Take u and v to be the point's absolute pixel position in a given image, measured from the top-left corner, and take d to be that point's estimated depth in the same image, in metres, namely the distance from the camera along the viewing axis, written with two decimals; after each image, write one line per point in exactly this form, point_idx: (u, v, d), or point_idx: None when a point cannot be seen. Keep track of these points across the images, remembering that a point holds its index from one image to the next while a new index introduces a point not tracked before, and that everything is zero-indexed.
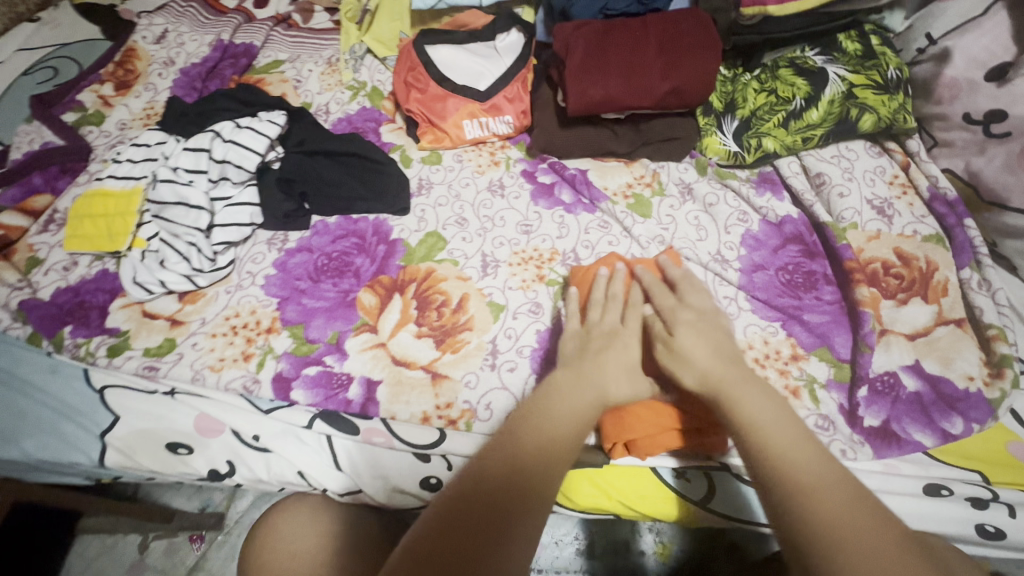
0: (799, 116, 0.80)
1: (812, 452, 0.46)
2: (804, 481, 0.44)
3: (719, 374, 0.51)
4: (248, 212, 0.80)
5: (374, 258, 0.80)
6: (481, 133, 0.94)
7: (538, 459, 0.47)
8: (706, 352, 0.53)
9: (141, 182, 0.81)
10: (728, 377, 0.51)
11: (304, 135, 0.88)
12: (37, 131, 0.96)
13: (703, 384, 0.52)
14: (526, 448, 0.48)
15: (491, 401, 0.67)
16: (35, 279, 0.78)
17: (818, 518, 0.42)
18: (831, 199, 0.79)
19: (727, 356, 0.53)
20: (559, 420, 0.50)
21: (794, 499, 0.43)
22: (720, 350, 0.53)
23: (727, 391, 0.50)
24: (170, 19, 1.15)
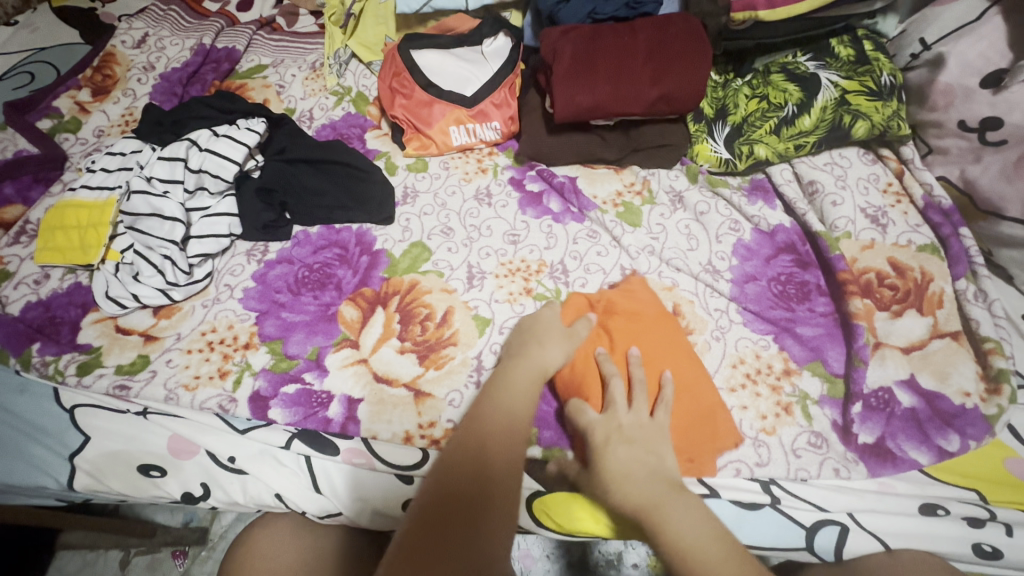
0: (792, 122, 0.78)
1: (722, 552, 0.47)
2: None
3: (649, 494, 0.51)
4: (226, 223, 0.78)
5: (357, 270, 0.78)
6: (468, 139, 0.92)
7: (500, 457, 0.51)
8: (640, 467, 0.53)
9: (115, 192, 0.78)
10: (654, 494, 0.51)
11: (285, 142, 0.86)
12: (11, 139, 0.93)
13: (628, 506, 0.51)
14: (496, 440, 0.52)
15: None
16: (4, 293, 0.75)
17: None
18: (824, 208, 0.78)
19: (656, 466, 0.54)
20: (519, 412, 0.56)
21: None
22: (645, 465, 0.53)
23: (652, 513, 0.50)
24: (151, 23, 1.12)
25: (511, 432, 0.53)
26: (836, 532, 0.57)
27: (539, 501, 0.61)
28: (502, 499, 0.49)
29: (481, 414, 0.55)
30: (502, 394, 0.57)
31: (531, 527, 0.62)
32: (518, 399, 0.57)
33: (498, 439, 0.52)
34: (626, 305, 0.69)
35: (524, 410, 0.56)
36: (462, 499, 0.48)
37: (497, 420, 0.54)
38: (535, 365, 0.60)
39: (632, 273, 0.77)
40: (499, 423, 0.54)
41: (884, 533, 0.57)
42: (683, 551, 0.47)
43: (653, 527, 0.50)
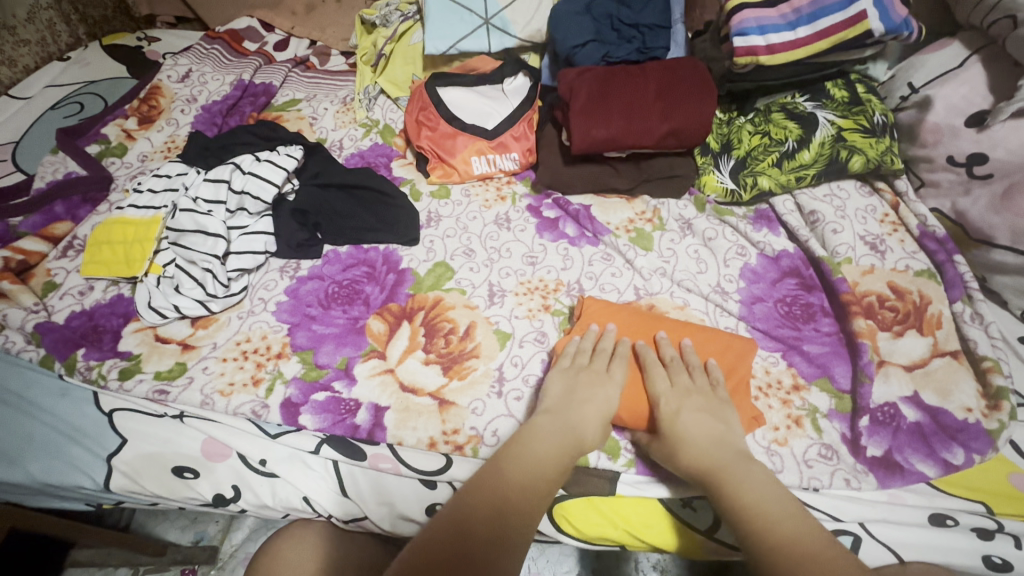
0: (792, 156, 0.84)
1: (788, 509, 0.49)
2: (772, 524, 0.48)
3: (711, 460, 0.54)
4: (263, 241, 0.83)
5: (384, 286, 0.82)
6: (488, 169, 0.98)
7: (505, 503, 0.48)
8: (705, 436, 0.56)
9: (161, 211, 0.84)
10: (720, 458, 0.54)
11: (319, 168, 0.92)
12: (61, 162, 1.00)
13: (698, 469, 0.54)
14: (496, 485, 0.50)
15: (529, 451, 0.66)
16: (51, 303, 0.80)
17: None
18: (825, 235, 0.82)
19: (724, 434, 0.57)
20: (535, 465, 0.52)
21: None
22: (714, 433, 0.56)
23: (728, 475, 0.52)
24: (195, 60, 1.21)
25: (520, 486, 0.50)
26: (849, 542, 0.59)
27: (559, 507, 0.63)
28: (494, 541, 0.46)
29: (497, 465, 0.52)
30: (521, 447, 0.54)
31: (551, 532, 0.64)
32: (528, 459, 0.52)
33: (494, 496, 0.49)
34: (597, 316, 0.71)
35: (534, 470, 0.51)
36: (457, 534, 0.45)
37: (497, 474, 0.51)
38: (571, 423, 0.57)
39: (643, 292, 0.81)
40: (514, 470, 0.51)
41: (896, 545, 0.58)
42: (743, 505, 0.50)
43: (717, 486, 0.52)
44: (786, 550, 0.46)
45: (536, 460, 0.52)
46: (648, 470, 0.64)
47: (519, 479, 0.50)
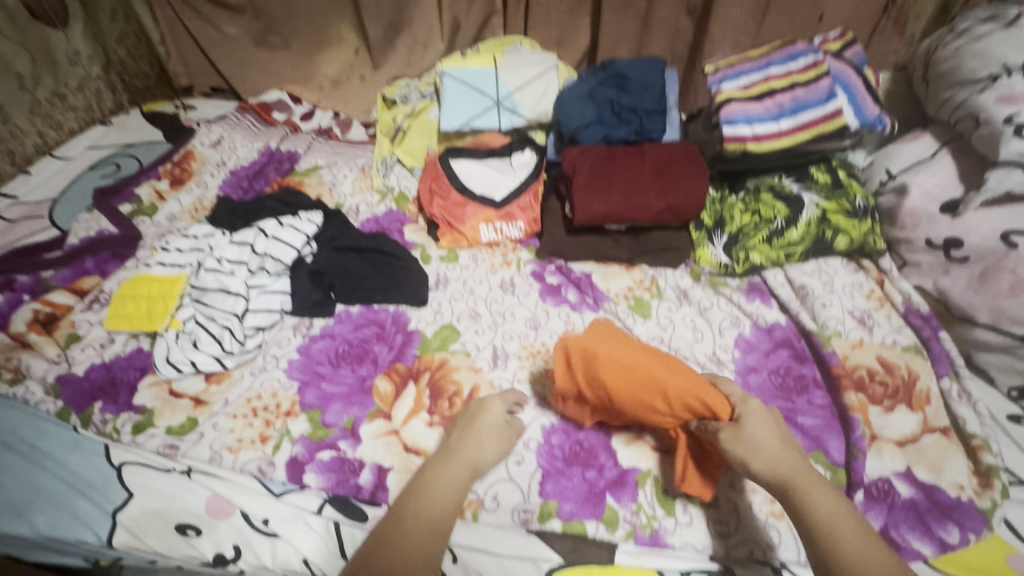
0: (781, 234, 0.90)
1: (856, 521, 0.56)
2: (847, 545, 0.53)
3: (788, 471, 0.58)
4: (279, 299, 0.87)
5: (392, 346, 0.86)
6: (495, 236, 1.05)
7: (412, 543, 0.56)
8: (780, 442, 0.61)
9: (186, 269, 0.89)
10: (797, 470, 0.59)
11: (336, 232, 0.98)
12: (95, 219, 1.06)
13: (780, 474, 0.58)
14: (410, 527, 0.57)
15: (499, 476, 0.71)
16: (72, 354, 0.83)
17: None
18: (814, 308, 0.86)
19: (793, 444, 0.62)
20: (435, 505, 0.59)
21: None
22: (788, 441, 0.62)
23: (806, 487, 0.57)
24: (227, 128, 1.31)
25: (428, 529, 0.57)
26: None
27: None
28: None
29: (406, 504, 0.60)
30: (428, 486, 0.61)
31: None
32: (433, 499, 0.59)
33: (408, 539, 0.56)
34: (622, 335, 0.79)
35: (438, 510, 0.59)
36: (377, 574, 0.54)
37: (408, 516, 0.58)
38: (465, 457, 0.63)
39: None
40: (421, 513, 0.58)
41: None
42: (820, 520, 0.55)
43: (798, 497, 0.57)
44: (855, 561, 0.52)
45: (434, 502, 0.59)
46: (646, 540, 0.66)
47: (406, 523, 0.57)
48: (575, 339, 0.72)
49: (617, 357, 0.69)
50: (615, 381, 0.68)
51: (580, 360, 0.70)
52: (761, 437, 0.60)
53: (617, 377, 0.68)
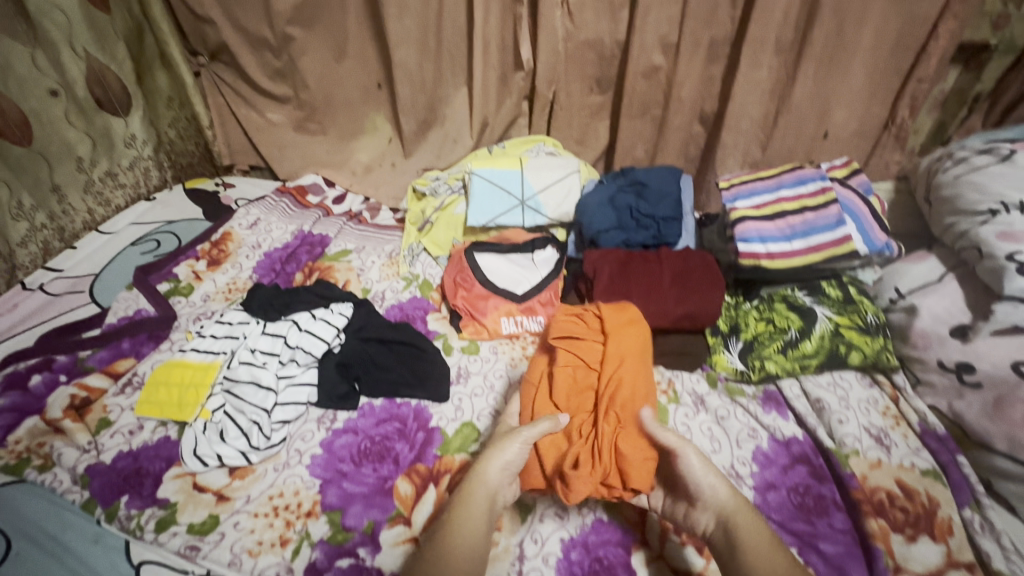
0: (795, 345, 0.93)
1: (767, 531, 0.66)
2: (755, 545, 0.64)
3: (729, 503, 0.68)
4: (306, 392, 0.90)
5: (414, 445, 0.87)
6: (516, 328, 1.08)
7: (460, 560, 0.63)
8: (713, 470, 0.71)
9: (220, 357, 0.93)
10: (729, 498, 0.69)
11: (363, 322, 1.01)
12: (134, 298, 1.11)
13: (718, 497, 0.69)
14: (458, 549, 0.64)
15: (507, 499, 0.75)
16: (101, 441, 0.85)
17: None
18: (831, 424, 0.87)
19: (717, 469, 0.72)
20: (475, 527, 0.66)
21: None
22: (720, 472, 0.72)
23: (737, 510, 0.67)
24: (264, 211, 1.38)
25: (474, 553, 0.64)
26: None
27: None
28: None
29: (446, 531, 0.66)
30: (462, 511, 0.67)
31: None
32: (471, 525, 0.66)
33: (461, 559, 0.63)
34: None
35: (476, 534, 0.66)
36: None
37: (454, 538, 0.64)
38: (487, 479, 0.70)
39: None
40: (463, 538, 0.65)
41: None
42: (740, 532, 0.66)
43: (731, 519, 0.67)
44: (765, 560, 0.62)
45: (474, 526, 0.66)
46: None
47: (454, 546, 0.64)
48: (641, 318, 0.86)
49: (645, 357, 0.83)
50: (629, 356, 0.81)
51: (633, 325, 0.84)
52: (699, 461, 0.71)
53: (638, 356, 0.81)
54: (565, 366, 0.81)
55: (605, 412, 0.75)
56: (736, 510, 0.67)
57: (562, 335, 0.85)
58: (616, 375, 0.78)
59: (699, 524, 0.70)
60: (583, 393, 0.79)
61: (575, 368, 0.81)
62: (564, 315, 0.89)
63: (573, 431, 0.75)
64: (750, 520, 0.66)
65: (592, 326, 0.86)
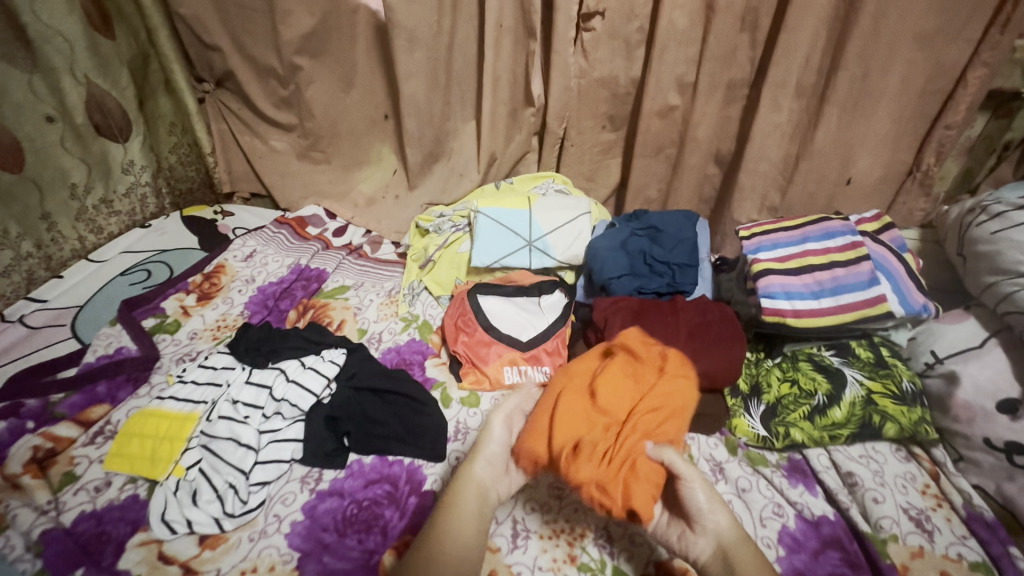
0: (823, 412, 0.85)
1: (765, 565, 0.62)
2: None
3: (729, 535, 0.65)
4: (291, 448, 0.83)
5: (404, 511, 0.80)
6: (519, 378, 1.01)
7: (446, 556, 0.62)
8: (719, 502, 0.68)
9: (199, 406, 0.86)
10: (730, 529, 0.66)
11: (356, 369, 0.95)
12: (117, 334, 1.05)
13: (719, 532, 0.66)
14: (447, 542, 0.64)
15: (502, 495, 0.74)
16: (62, 500, 0.77)
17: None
18: (866, 503, 0.79)
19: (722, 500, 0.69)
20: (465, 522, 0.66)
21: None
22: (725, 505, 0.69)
23: (736, 545, 0.64)
24: (261, 242, 1.34)
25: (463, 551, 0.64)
26: None
27: None
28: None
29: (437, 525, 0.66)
30: (454, 507, 0.67)
31: None
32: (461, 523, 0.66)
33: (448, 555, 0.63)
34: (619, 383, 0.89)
35: (465, 531, 0.65)
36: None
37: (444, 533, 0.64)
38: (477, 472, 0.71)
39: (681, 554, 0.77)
40: (450, 532, 0.64)
41: None
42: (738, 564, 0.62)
43: (730, 553, 0.64)
44: None
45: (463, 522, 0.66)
46: None
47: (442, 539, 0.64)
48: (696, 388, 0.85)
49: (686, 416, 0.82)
50: (676, 407, 0.80)
51: (689, 384, 0.84)
52: (707, 495, 0.68)
53: (685, 406, 0.81)
54: (616, 376, 0.83)
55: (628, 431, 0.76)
56: (735, 544, 0.64)
57: (626, 349, 0.88)
58: (655, 410, 0.79)
59: (693, 552, 0.67)
60: (618, 406, 0.80)
61: (622, 384, 0.83)
62: (636, 336, 0.90)
63: (592, 429, 0.76)
64: (748, 554, 0.63)
65: (655, 356, 0.87)
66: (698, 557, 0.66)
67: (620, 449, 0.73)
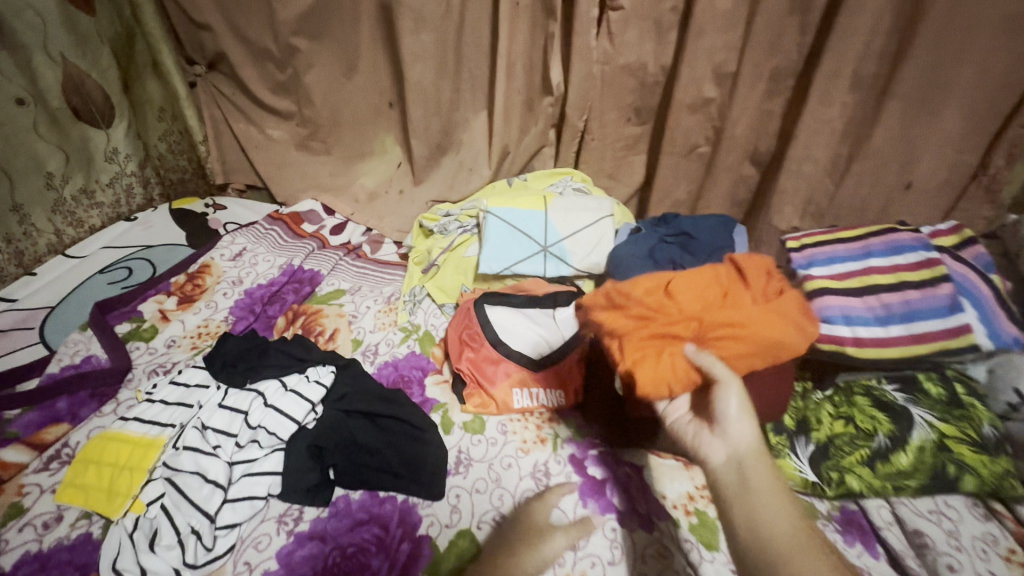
0: (885, 457, 0.73)
1: (789, 501, 0.53)
2: (766, 511, 0.52)
3: (749, 453, 0.58)
4: (266, 483, 0.73)
5: (394, 561, 0.69)
6: (529, 403, 0.90)
7: None
8: (749, 421, 0.60)
9: (166, 431, 0.76)
10: (752, 449, 0.58)
11: (347, 389, 0.85)
12: (86, 340, 0.95)
13: (737, 450, 0.58)
14: None
15: None
16: (5, 538, 0.68)
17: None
18: (938, 570, 0.66)
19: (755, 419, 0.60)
20: None
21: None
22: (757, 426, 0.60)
23: (754, 463, 0.57)
24: (251, 240, 1.23)
25: None
26: None
27: None
28: None
29: None
30: None
31: None
32: None
33: None
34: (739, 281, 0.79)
35: None
36: None
37: None
38: None
39: None
40: None
41: None
42: (751, 489, 0.55)
43: (747, 470, 0.56)
44: (774, 533, 0.51)
45: None
46: None
47: None
48: (798, 343, 0.71)
49: (766, 356, 0.70)
50: (755, 342, 0.69)
51: (795, 327, 0.70)
52: (735, 404, 0.61)
53: (759, 334, 0.69)
54: (714, 274, 0.76)
55: (684, 318, 0.71)
56: (754, 463, 0.57)
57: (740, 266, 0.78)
58: (725, 329, 0.69)
59: (704, 452, 0.61)
60: (701, 296, 0.73)
61: (716, 284, 0.75)
62: (763, 268, 0.78)
63: (655, 295, 0.74)
64: (767, 479, 0.55)
65: (771, 290, 0.75)
66: (707, 459, 0.60)
67: (656, 330, 0.71)
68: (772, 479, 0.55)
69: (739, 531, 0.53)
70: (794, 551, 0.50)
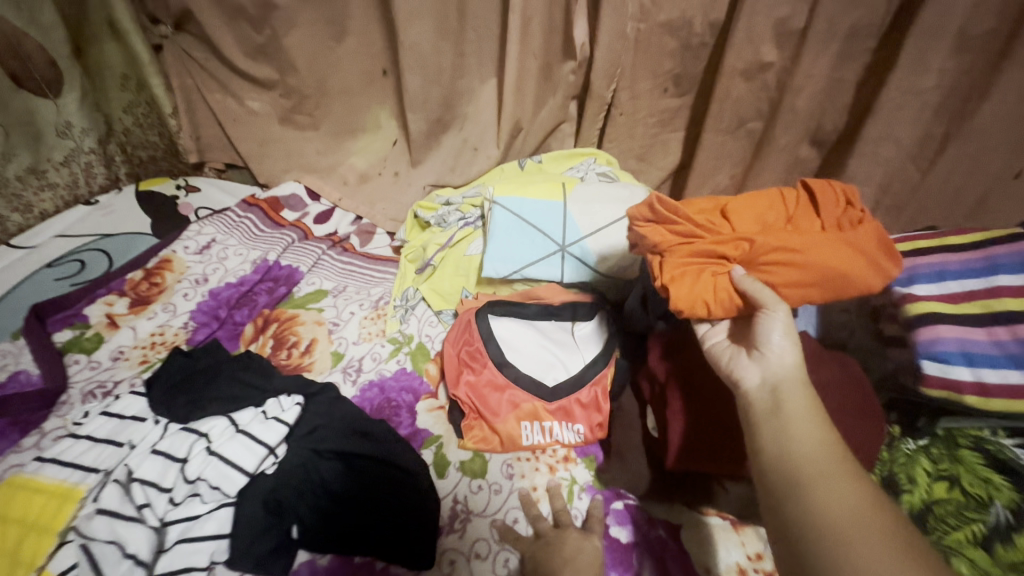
0: (1008, 537, 0.55)
1: (827, 428, 0.49)
2: (801, 434, 0.48)
3: (787, 376, 0.53)
4: (208, 551, 0.58)
5: None
6: (542, 439, 0.73)
7: None
8: (789, 345, 0.54)
9: (87, 480, 0.61)
10: (791, 374, 0.53)
11: (318, 421, 0.69)
12: (17, 352, 0.82)
13: (774, 373, 0.53)
14: None
15: None
16: None
17: (870, 554, 0.39)
18: None
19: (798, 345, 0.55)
20: None
21: (835, 535, 0.41)
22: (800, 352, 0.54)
23: (793, 387, 0.52)
24: (222, 230, 1.07)
25: None
26: None
27: None
28: None
29: None
30: None
31: None
32: None
33: None
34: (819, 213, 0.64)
35: None
36: None
37: None
38: None
39: None
40: None
41: None
42: (784, 411, 0.50)
43: (783, 394, 0.51)
44: (808, 454, 0.47)
45: None
46: None
47: None
48: (876, 282, 0.56)
49: (830, 290, 0.56)
50: (816, 270, 0.55)
51: (871, 259, 0.55)
52: (780, 332, 0.55)
53: (825, 260, 0.55)
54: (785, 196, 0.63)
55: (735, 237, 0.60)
56: (791, 387, 0.52)
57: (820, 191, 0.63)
58: (782, 255, 0.57)
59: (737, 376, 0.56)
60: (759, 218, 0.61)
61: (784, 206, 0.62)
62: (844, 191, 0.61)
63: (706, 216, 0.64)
64: (806, 404, 0.50)
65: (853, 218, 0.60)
66: (740, 381, 0.56)
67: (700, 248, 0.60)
68: (811, 404, 0.50)
69: (770, 452, 0.49)
70: (828, 473, 0.45)
